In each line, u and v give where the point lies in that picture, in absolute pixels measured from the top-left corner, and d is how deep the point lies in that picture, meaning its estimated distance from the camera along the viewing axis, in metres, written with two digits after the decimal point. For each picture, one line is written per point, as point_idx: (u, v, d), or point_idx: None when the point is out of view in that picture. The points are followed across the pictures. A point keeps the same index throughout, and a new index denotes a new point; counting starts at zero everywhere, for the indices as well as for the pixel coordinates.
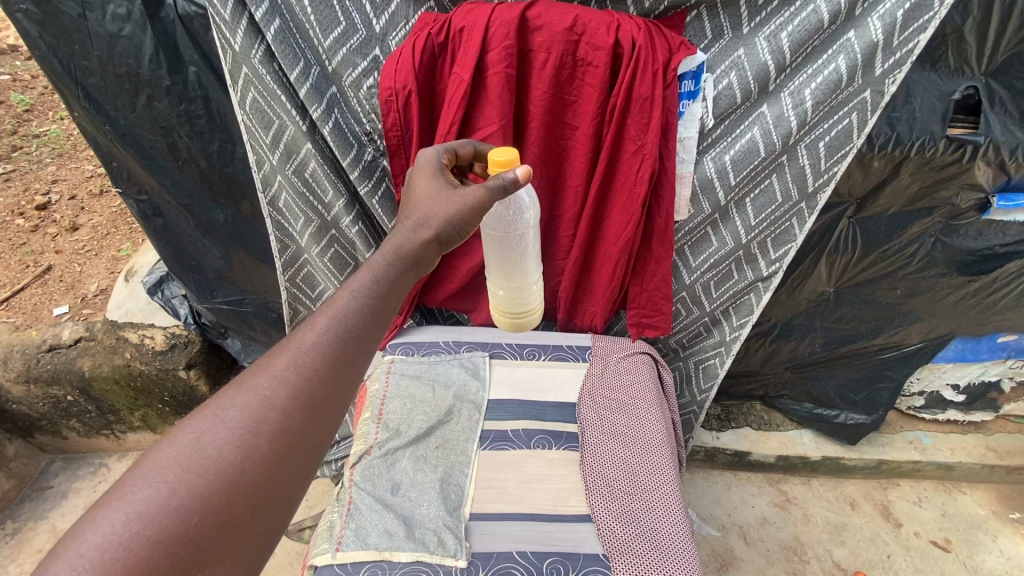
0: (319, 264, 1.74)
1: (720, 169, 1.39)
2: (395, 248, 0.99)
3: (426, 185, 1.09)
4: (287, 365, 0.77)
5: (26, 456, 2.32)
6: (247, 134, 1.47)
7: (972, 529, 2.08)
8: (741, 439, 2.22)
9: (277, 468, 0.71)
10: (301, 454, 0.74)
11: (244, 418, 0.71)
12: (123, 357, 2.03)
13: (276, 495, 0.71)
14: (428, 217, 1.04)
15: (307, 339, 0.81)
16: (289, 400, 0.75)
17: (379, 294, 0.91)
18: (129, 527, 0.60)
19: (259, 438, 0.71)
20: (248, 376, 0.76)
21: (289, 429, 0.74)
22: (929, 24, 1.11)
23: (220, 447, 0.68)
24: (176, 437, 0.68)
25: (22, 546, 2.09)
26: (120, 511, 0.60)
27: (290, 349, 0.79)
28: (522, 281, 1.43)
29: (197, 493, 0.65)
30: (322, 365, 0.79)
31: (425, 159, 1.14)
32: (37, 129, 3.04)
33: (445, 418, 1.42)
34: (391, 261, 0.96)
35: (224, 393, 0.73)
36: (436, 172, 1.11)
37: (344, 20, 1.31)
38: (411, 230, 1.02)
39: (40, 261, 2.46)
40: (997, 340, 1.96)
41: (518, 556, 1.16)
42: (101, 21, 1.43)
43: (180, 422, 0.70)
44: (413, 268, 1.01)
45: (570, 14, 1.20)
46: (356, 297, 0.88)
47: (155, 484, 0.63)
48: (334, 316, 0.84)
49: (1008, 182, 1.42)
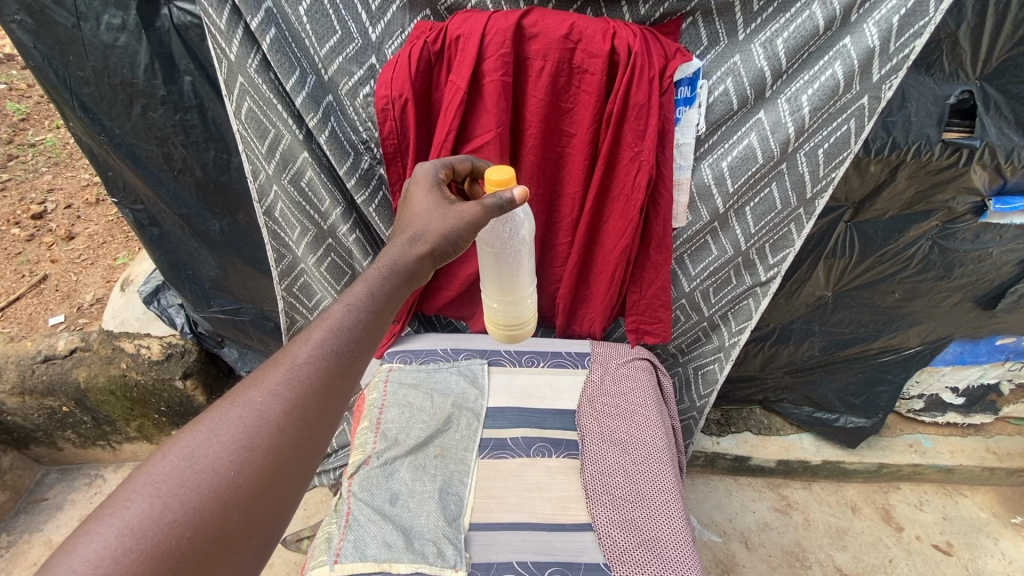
0: (315, 273, 1.73)
1: (718, 175, 1.39)
2: (392, 261, 0.98)
3: (424, 200, 1.08)
4: (281, 378, 0.77)
5: (23, 468, 2.30)
6: (244, 144, 1.47)
7: (974, 533, 2.08)
8: (741, 443, 2.21)
9: (272, 481, 0.70)
10: (295, 467, 0.73)
11: (239, 432, 0.71)
12: (119, 367, 2.02)
13: (270, 508, 0.70)
14: (424, 230, 1.04)
15: (303, 353, 0.80)
16: (284, 413, 0.74)
17: (374, 306, 0.91)
18: (122, 542, 0.59)
19: (253, 452, 0.70)
20: (242, 389, 0.75)
21: (285, 443, 0.73)
22: (925, 29, 1.11)
23: (213, 461, 0.68)
24: (171, 450, 0.67)
25: (17, 559, 2.06)
26: (113, 526, 0.59)
27: (284, 363, 0.79)
28: (514, 294, 1.42)
29: (192, 508, 0.64)
30: (318, 379, 0.79)
31: (423, 174, 1.13)
32: (33, 137, 3.04)
33: (445, 426, 1.41)
34: (387, 275, 0.96)
35: (219, 405, 0.72)
36: (433, 186, 1.11)
37: (339, 28, 1.30)
38: (406, 244, 1.02)
39: (36, 270, 2.45)
40: (995, 342, 1.97)
41: (519, 566, 1.15)
42: (96, 31, 1.42)
43: (173, 435, 0.69)
44: (408, 282, 1.00)
45: (565, 21, 1.20)
46: (351, 310, 0.88)
47: (148, 498, 0.62)
48: (329, 330, 0.84)
49: (1005, 186, 1.43)
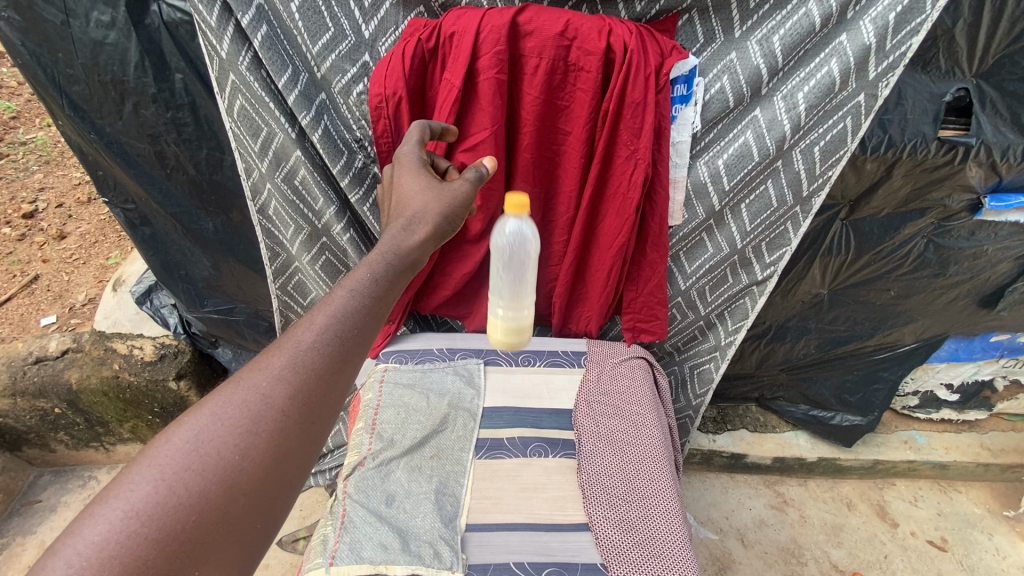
0: (310, 272, 1.72)
1: (714, 173, 1.39)
2: (394, 247, 0.93)
3: (412, 182, 1.05)
4: (285, 363, 0.73)
5: (14, 470, 2.27)
6: (235, 141, 1.45)
7: (968, 528, 2.09)
8: (737, 441, 2.21)
9: (276, 467, 0.69)
10: (299, 453, 0.71)
11: (242, 416, 0.68)
12: (111, 368, 2.00)
13: (275, 493, 0.68)
14: (420, 214, 1.00)
15: (307, 338, 0.76)
16: (288, 399, 0.71)
17: (379, 290, 0.86)
18: (128, 525, 0.58)
19: (257, 438, 0.68)
20: (244, 373, 0.72)
21: (288, 429, 0.70)
22: (921, 27, 1.11)
23: (217, 446, 0.66)
24: (174, 434, 0.65)
25: (10, 561, 2.04)
26: (118, 508, 0.58)
27: (287, 347, 0.75)
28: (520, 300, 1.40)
29: (197, 492, 0.63)
30: (322, 363, 0.75)
31: (405, 156, 1.09)
32: (24, 136, 3.00)
33: (440, 427, 1.40)
34: (392, 257, 0.92)
35: (222, 389, 0.70)
36: (420, 168, 1.08)
37: (332, 25, 1.29)
38: (401, 231, 0.97)
39: (27, 270, 2.42)
40: (990, 339, 1.98)
41: (515, 567, 1.15)
42: (85, 28, 1.40)
43: (177, 419, 0.67)
44: (412, 266, 0.96)
45: (561, 18, 1.18)
46: (354, 295, 0.83)
47: (153, 481, 0.61)
48: (333, 314, 0.79)
49: (1000, 183, 1.43)
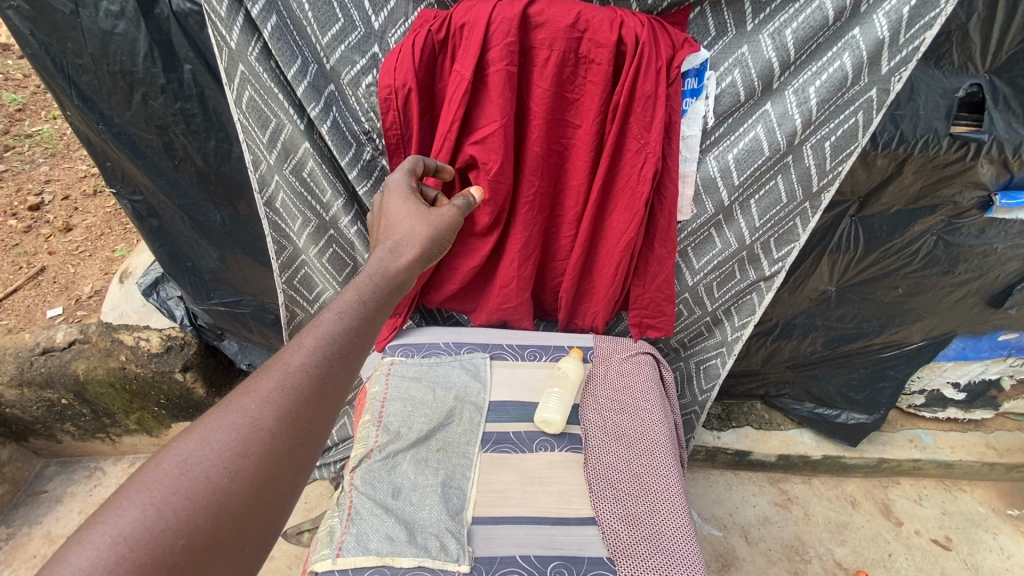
0: (317, 265, 1.72)
1: (724, 168, 1.38)
2: (381, 270, 1.00)
3: (400, 208, 1.12)
4: (274, 386, 0.74)
5: (21, 460, 2.29)
6: (244, 133, 1.45)
7: (973, 527, 2.08)
8: (741, 438, 2.21)
9: (265, 489, 0.67)
10: (287, 474, 0.70)
11: (232, 439, 0.67)
12: (118, 359, 2.01)
13: (264, 515, 0.67)
14: (406, 240, 1.08)
15: (295, 360, 0.77)
16: (277, 421, 0.71)
17: (365, 315, 0.90)
18: (115, 551, 0.55)
19: (247, 460, 0.67)
20: (234, 397, 0.72)
21: (277, 450, 0.70)
22: (936, 21, 1.10)
23: (207, 469, 0.64)
24: (163, 459, 0.64)
25: (16, 551, 2.05)
26: (105, 534, 0.56)
27: (276, 370, 0.76)
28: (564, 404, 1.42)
29: (185, 516, 0.60)
30: (310, 385, 0.76)
31: (395, 182, 1.17)
32: (29, 128, 3.01)
33: (446, 421, 1.40)
34: (378, 283, 0.97)
35: (211, 413, 0.69)
36: (408, 194, 1.15)
37: (342, 16, 1.29)
38: (388, 253, 1.05)
39: (33, 262, 2.43)
40: (997, 338, 1.97)
41: (521, 560, 1.15)
42: (95, 18, 1.40)
43: (167, 443, 0.65)
44: (397, 291, 1.01)
45: (572, 10, 1.17)
46: (342, 317, 0.87)
47: (142, 506, 0.59)
48: (320, 337, 0.82)
49: (1011, 181, 1.42)
